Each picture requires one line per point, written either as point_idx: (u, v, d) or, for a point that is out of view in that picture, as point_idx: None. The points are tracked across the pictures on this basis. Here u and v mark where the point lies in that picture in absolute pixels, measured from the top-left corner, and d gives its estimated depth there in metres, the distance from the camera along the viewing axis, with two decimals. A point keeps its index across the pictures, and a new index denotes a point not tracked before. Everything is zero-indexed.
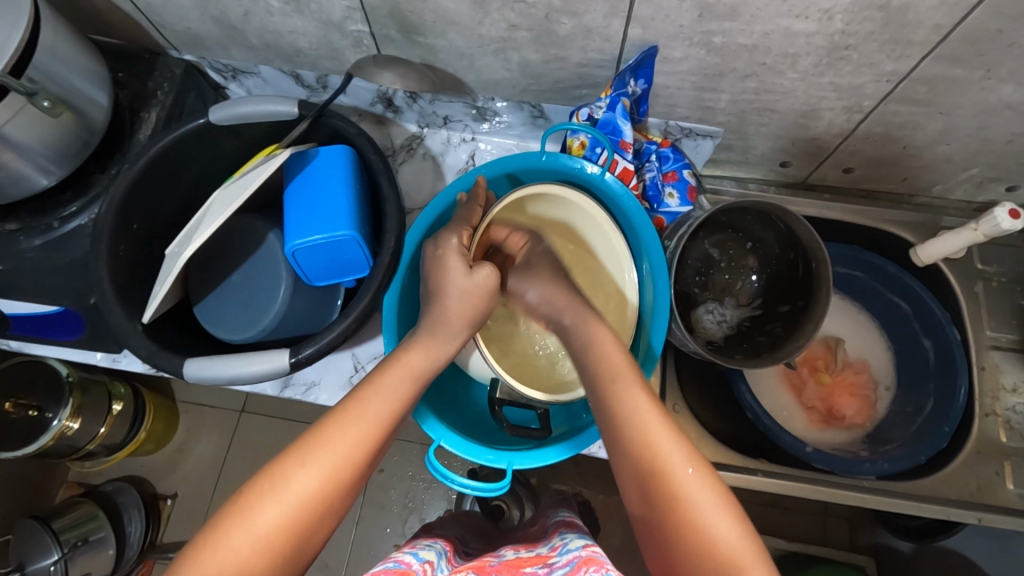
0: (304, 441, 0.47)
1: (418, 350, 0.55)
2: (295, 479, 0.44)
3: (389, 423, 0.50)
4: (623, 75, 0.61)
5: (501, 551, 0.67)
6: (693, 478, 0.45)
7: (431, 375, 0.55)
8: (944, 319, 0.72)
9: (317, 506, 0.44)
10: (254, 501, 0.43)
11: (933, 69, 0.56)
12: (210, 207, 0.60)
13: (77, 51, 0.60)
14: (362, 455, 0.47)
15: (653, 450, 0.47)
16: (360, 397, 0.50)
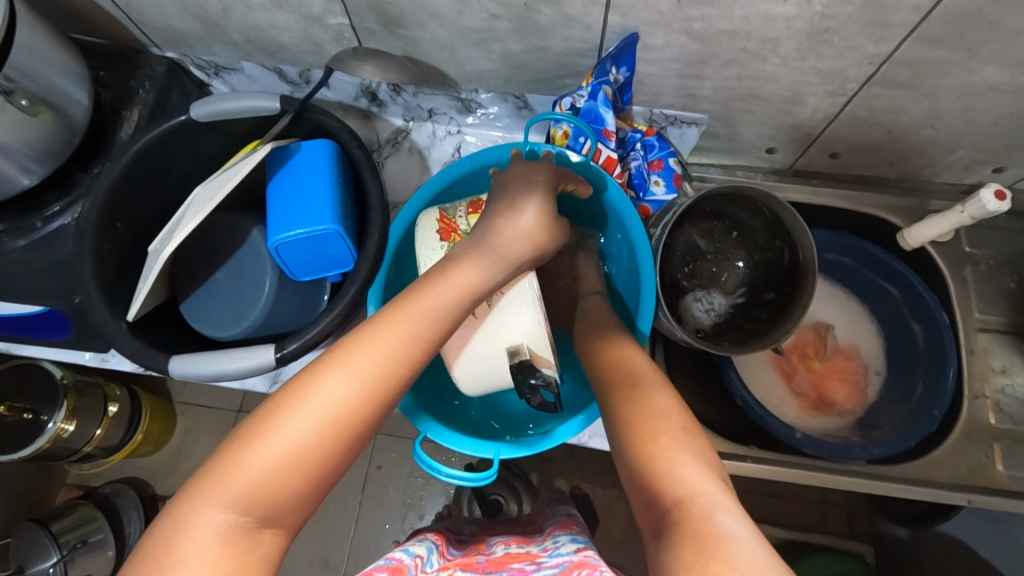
0: (336, 351, 0.45)
1: (466, 268, 0.53)
2: (326, 390, 0.43)
3: (430, 340, 0.48)
4: (604, 63, 0.61)
5: (493, 546, 0.68)
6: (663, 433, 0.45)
7: (482, 291, 0.53)
8: (933, 302, 0.73)
9: (351, 421, 0.43)
10: (283, 412, 0.42)
11: (915, 50, 0.55)
12: (192, 203, 0.60)
13: (56, 50, 0.59)
14: (398, 372, 0.45)
15: (635, 403, 0.48)
16: (402, 310, 0.48)
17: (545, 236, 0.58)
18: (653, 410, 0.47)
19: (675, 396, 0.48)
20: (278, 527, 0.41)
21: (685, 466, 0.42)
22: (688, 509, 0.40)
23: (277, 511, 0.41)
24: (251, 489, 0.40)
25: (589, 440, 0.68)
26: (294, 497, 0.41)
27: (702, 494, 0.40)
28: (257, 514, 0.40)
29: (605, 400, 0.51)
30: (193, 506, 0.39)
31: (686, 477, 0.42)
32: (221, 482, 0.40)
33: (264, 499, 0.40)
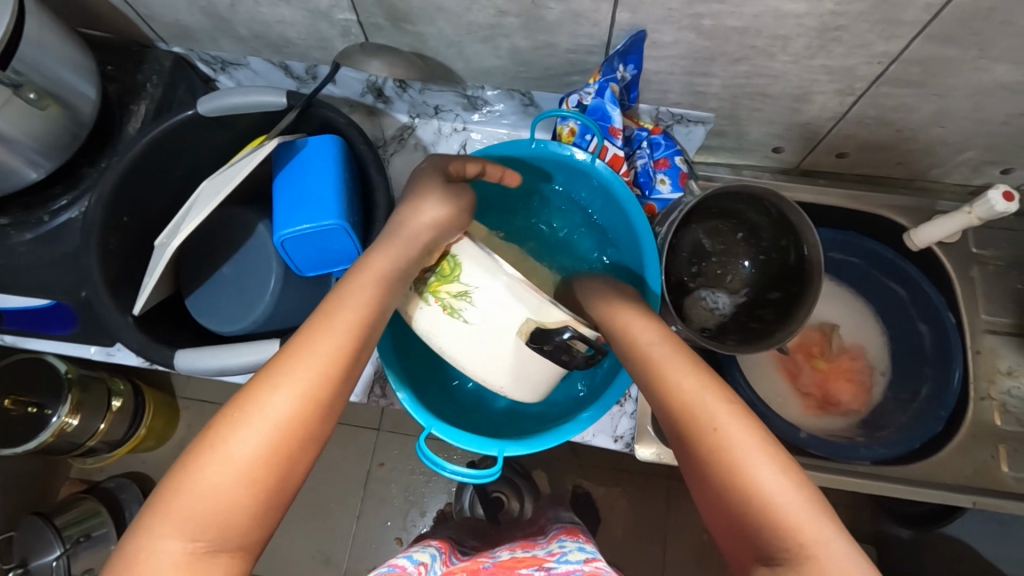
0: (270, 363, 0.43)
1: (381, 256, 0.50)
2: (266, 404, 0.41)
3: (366, 337, 0.46)
4: (612, 60, 0.61)
5: (496, 551, 0.68)
6: (728, 431, 0.40)
7: (404, 280, 0.50)
8: (940, 303, 0.73)
9: (294, 432, 0.41)
10: (224, 432, 0.39)
11: (926, 49, 0.55)
12: (199, 197, 0.60)
13: (64, 44, 0.60)
14: (336, 376, 0.43)
15: (693, 404, 0.42)
16: (327, 311, 0.46)
17: (464, 219, 0.55)
18: (709, 404, 0.41)
19: (719, 378, 0.43)
20: (235, 553, 0.38)
21: (763, 469, 0.38)
22: (794, 540, 0.36)
23: (236, 536, 0.38)
24: (200, 517, 0.37)
25: (592, 437, 0.68)
26: (249, 519, 0.39)
27: (795, 508, 0.37)
28: (211, 538, 0.37)
29: (654, 400, 0.44)
30: (144, 542, 0.37)
31: (768, 487, 0.37)
32: (167, 512, 0.37)
33: (216, 523, 0.38)
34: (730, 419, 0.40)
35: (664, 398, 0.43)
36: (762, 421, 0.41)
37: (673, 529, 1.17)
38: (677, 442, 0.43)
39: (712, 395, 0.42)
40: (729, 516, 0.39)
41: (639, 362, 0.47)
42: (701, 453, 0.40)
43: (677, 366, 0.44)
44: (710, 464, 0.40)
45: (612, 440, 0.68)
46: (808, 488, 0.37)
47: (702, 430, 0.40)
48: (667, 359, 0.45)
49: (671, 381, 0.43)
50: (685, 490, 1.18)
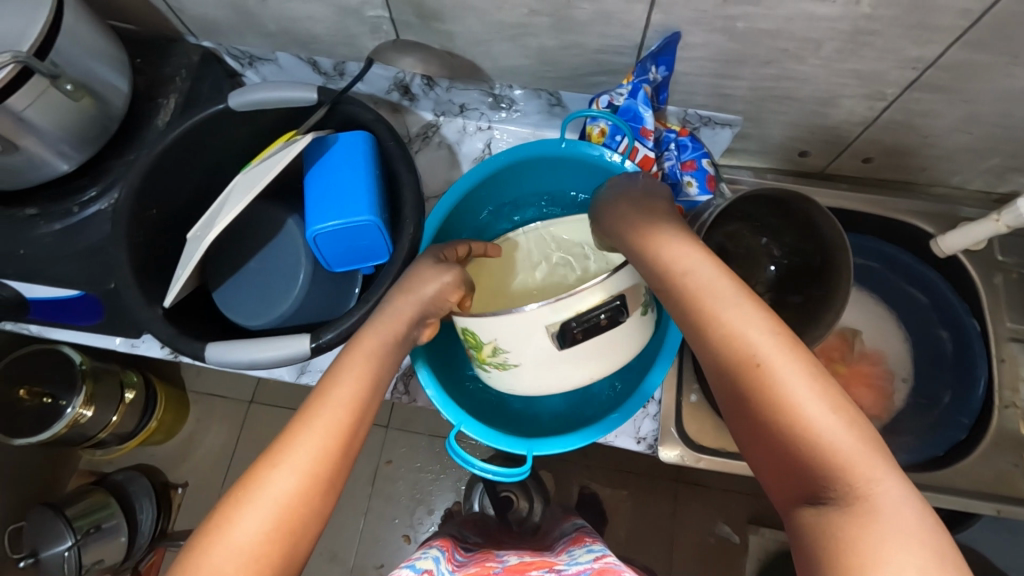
0: (271, 446, 0.42)
1: (372, 335, 0.51)
2: (268, 486, 0.40)
3: (364, 411, 0.46)
4: (644, 62, 0.61)
5: (503, 556, 0.69)
6: (773, 367, 0.38)
7: (393, 357, 0.51)
8: (961, 307, 0.74)
9: (299, 510, 0.40)
10: (228, 516, 0.39)
11: (959, 55, 0.55)
12: (231, 191, 0.60)
13: (96, 36, 0.60)
14: (338, 449, 0.43)
15: (738, 335, 0.39)
16: (322, 389, 0.46)
17: (460, 292, 0.56)
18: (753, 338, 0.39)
19: (764, 309, 0.40)
20: None
21: (811, 405, 0.36)
22: (843, 475, 0.35)
23: None
24: None
25: (614, 438, 0.67)
26: None
27: (846, 449, 0.35)
28: None
29: (694, 332, 0.42)
30: None
31: (816, 422, 0.36)
32: None
33: None
34: (776, 355, 0.38)
35: (706, 331, 0.41)
36: (810, 354, 0.39)
37: (680, 532, 1.17)
38: (717, 376, 0.41)
39: (757, 330, 0.39)
40: (770, 449, 0.38)
41: (675, 292, 0.44)
42: (744, 390, 0.39)
43: (719, 294, 0.41)
44: (753, 402, 0.38)
45: (634, 442, 0.67)
46: (857, 424, 0.36)
47: (746, 367, 0.39)
48: (707, 289, 0.42)
49: (712, 312, 0.41)
50: (693, 493, 1.18)
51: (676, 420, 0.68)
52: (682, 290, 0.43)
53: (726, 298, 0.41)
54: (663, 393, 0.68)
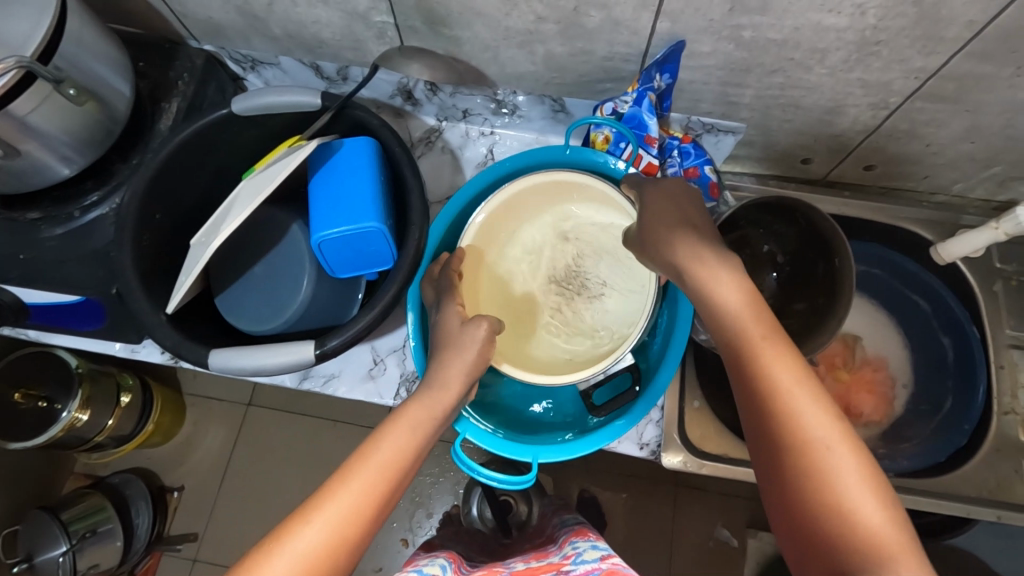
0: (313, 496, 0.44)
1: (420, 403, 0.51)
2: (297, 537, 0.41)
3: (402, 480, 0.47)
4: (649, 70, 0.61)
5: (510, 563, 0.69)
6: (838, 456, 0.40)
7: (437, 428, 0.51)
8: (963, 316, 0.75)
9: (322, 565, 0.41)
10: (258, 562, 0.40)
11: (964, 65, 0.55)
12: (236, 197, 0.60)
13: (99, 39, 0.59)
14: (369, 514, 0.44)
15: (795, 417, 0.42)
16: (366, 447, 0.47)
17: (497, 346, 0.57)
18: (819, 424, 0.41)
19: (832, 398, 0.43)
20: None
21: (862, 498, 0.39)
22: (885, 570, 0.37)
23: None
24: None
25: (617, 444, 0.68)
26: None
27: (891, 541, 0.38)
28: None
29: (751, 404, 0.44)
30: None
31: (864, 515, 0.38)
32: None
33: None
34: (837, 439, 0.41)
35: (769, 406, 0.42)
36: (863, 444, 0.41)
37: (679, 536, 1.17)
38: (766, 450, 0.43)
39: (819, 413, 0.42)
40: (809, 530, 0.40)
41: (743, 350, 0.45)
42: (801, 468, 0.41)
43: (783, 363, 0.43)
44: (809, 481, 0.40)
45: (636, 447, 0.68)
46: (900, 518, 0.39)
47: (812, 447, 0.41)
48: (779, 359, 0.43)
49: (775, 379, 0.43)
50: (692, 497, 1.18)
51: (679, 426, 0.68)
52: (744, 359, 0.44)
53: (789, 378, 0.43)
54: (666, 400, 0.68)
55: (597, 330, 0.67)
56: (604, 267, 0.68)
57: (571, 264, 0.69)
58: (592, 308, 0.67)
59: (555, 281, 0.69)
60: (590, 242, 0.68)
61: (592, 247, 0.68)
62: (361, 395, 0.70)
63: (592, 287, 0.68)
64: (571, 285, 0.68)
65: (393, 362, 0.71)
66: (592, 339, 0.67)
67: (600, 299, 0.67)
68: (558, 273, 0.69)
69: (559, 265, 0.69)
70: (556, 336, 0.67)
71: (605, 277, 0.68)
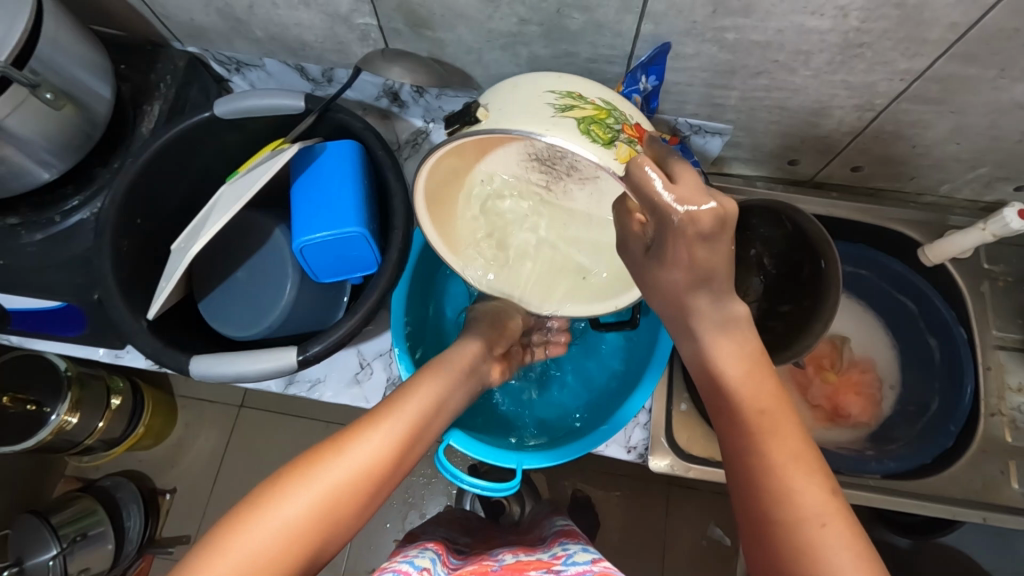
0: (311, 461, 0.47)
1: (418, 391, 0.55)
2: (292, 502, 0.44)
3: (393, 461, 0.50)
4: (635, 71, 0.59)
5: (499, 555, 0.68)
6: (832, 535, 0.39)
7: (433, 416, 0.55)
8: (950, 317, 0.74)
9: (313, 529, 0.44)
10: (249, 517, 0.43)
11: (947, 67, 0.55)
12: (217, 201, 0.59)
13: (78, 42, 0.59)
14: (360, 486, 0.47)
15: (787, 487, 0.41)
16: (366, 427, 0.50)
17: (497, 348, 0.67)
18: (814, 498, 0.41)
19: (830, 478, 0.42)
20: None
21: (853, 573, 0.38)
22: None
23: None
24: None
25: (604, 447, 0.68)
26: None
27: None
28: None
29: (745, 472, 0.43)
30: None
31: None
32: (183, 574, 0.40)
33: None
34: (834, 514, 0.40)
35: (765, 476, 0.42)
36: (857, 520, 0.40)
37: (672, 534, 1.17)
38: (756, 524, 0.42)
39: (814, 486, 0.41)
40: None
41: (741, 418, 0.45)
42: (793, 541, 0.40)
43: (778, 437, 0.43)
44: (797, 553, 0.39)
45: (624, 451, 0.68)
46: None
47: (807, 522, 0.40)
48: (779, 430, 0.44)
49: (768, 451, 0.43)
50: (685, 495, 1.18)
51: (667, 429, 0.68)
52: (740, 430, 0.45)
53: (784, 453, 0.43)
54: (653, 402, 0.68)
55: (588, 216, 0.66)
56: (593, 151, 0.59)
57: (551, 147, 0.60)
58: (581, 187, 0.64)
59: (537, 166, 0.62)
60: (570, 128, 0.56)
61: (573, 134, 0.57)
62: (347, 400, 0.70)
63: (581, 170, 0.62)
64: (560, 167, 0.62)
65: (379, 365, 0.71)
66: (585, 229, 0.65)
67: (596, 182, 0.63)
68: (538, 156, 0.61)
69: (536, 152, 0.60)
70: (547, 230, 0.67)
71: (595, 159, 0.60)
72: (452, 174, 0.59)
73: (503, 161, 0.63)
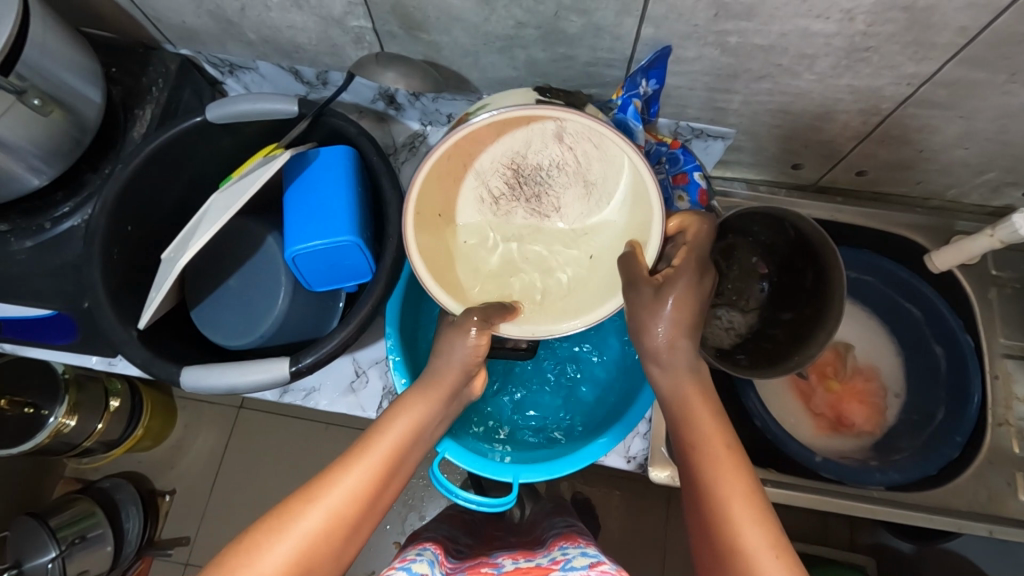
0: (283, 506, 0.44)
1: (399, 419, 0.52)
2: (264, 556, 0.41)
3: (373, 500, 0.46)
4: (634, 75, 0.58)
5: (499, 559, 0.67)
6: (779, 567, 0.40)
7: (415, 445, 0.52)
8: (956, 324, 0.72)
9: None
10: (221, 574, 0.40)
11: (956, 72, 0.54)
12: (208, 210, 0.58)
13: (67, 46, 0.57)
14: (340, 531, 0.44)
15: (737, 520, 0.43)
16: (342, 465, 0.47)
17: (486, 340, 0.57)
18: (758, 531, 0.42)
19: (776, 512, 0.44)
20: None
21: None
22: None
23: None
24: None
25: (604, 457, 0.67)
26: None
27: None
28: None
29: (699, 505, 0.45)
30: None
31: None
32: None
33: None
34: (777, 547, 0.41)
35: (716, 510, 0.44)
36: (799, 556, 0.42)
37: (674, 538, 1.16)
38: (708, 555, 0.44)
39: (761, 520, 0.43)
40: None
41: (701, 455, 0.47)
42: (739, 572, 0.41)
43: (732, 472, 0.45)
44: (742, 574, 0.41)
45: (624, 460, 0.67)
46: None
47: (750, 552, 0.41)
48: (723, 465, 0.46)
49: (721, 484, 0.45)
50: None
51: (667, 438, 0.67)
52: (698, 464, 0.47)
53: (738, 487, 0.45)
54: (654, 412, 0.67)
55: (535, 242, 0.64)
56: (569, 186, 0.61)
57: (539, 169, 0.60)
58: (533, 219, 0.63)
59: (508, 179, 0.61)
60: (590, 154, 0.58)
61: (581, 161, 0.59)
62: (343, 408, 0.69)
63: (544, 202, 0.62)
64: (528, 186, 0.61)
65: (375, 374, 0.70)
66: (529, 254, 0.64)
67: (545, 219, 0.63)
68: (519, 168, 0.60)
69: (520, 165, 0.60)
70: (492, 247, 0.64)
71: (570, 189, 0.61)
72: (468, 146, 0.56)
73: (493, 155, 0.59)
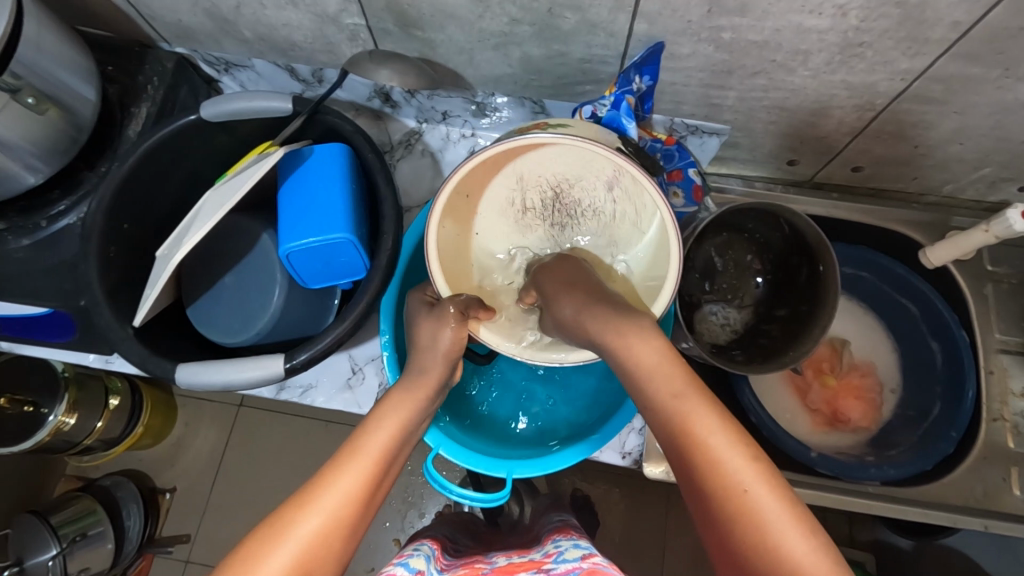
0: (280, 511, 0.43)
1: (388, 416, 0.52)
2: (268, 563, 0.40)
3: (372, 493, 0.46)
4: (628, 71, 0.58)
5: (493, 557, 0.67)
6: (757, 492, 0.39)
7: (408, 436, 0.52)
8: (952, 321, 0.71)
9: None
10: None
11: (950, 67, 0.54)
12: (202, 207, 0.58)
13: (62, 43, 0.57)
14: (341, 530, 0.43)
15: (711, 459, 0.41)
16: (335, 462, 0.46)
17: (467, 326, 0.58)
18: (734, 458, 0.40)
19: (749, 437, 0.42)
20: None
21: (790, 534, 0.37)
22: None
23: None
24: None
25: (599, 453, 0.67)
26: None
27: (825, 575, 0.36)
28: None
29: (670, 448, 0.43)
30: None
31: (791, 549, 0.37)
32: None
33: None
34: (755, 478, 0.39)
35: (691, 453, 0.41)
36: (784, 481, 0.40)
37: (673, 535, 1.16)
38: (690, 488, 0.42)
39: (735, 452, 0.40)
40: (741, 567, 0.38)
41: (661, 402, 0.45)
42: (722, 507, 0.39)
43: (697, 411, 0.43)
44: (726, 502, 0.39)
45: (618, 456, 0.67)
46: (826, 546, 0.37)
47: (730, 485, 0.39)
48: (681, 403, 0.44)
49: (686, 419, 0.43)
50: None
51: None
52: (659, 408, 0.45)
53: (703, 424, 0.42)
54: None
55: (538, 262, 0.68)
56: (592, 230, 0.67)
57: (576, 204, 0.66)
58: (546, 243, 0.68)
59: (546, 199, 0.66)
60: (626, 215, 0.65)
61: (615, 217, 0.65)
62: (340, 405, 0.69)
63: (564, 233, 0.67)
64: (560, 211, 0.66)
65: (371, 371, 0.70)
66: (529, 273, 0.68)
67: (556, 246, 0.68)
68: (559, 193, 0.66)
69: (564, 192, 0.65)
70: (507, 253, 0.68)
71: (593, 235, 0.67)
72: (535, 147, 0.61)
73: (545, 165, 0.64)
